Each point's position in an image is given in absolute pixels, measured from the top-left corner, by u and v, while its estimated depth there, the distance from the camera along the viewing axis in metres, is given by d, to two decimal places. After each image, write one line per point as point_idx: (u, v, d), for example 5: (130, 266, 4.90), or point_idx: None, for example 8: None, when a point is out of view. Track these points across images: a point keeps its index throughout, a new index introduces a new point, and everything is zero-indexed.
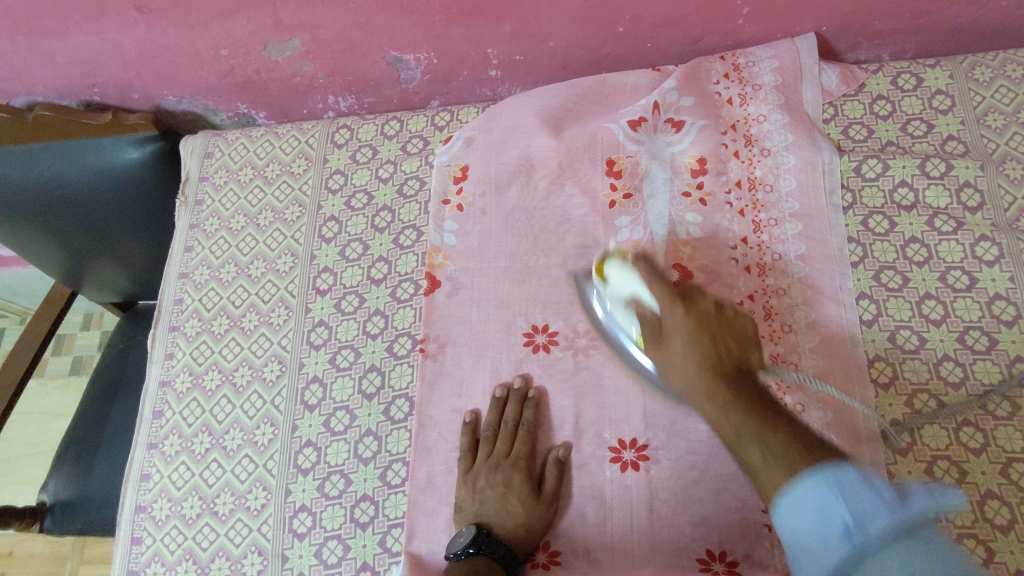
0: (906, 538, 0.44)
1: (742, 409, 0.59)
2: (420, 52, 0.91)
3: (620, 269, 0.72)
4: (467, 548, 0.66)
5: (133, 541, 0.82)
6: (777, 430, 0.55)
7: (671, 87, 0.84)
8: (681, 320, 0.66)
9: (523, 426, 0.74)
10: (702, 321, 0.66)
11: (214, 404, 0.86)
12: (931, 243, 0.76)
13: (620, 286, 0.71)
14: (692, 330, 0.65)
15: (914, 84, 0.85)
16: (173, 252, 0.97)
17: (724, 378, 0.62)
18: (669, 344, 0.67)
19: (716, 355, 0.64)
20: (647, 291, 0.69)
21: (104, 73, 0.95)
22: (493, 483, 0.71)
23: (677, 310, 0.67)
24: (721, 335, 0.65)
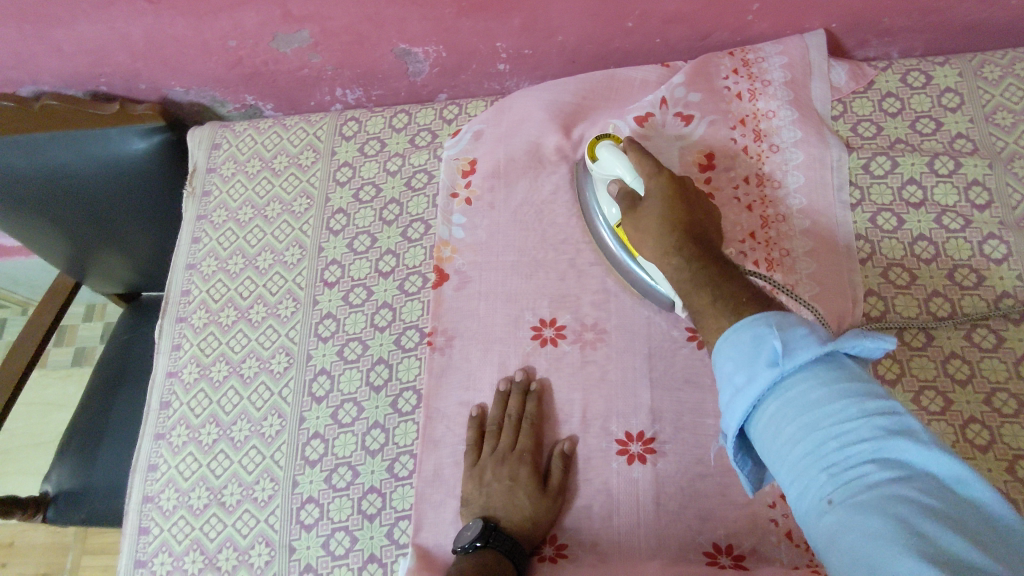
0: (830, 374, 0.47)
1: (703, 262, 0.61)
2: (429, 45, 0.91)
3: (611, 150, 0.73)
4: (474, 541, 0.66)
5: (140, 531, 0.82)
6: (727, 283, 0.58)
7: (679, 83, 0.84)
8: (658, 183, 0.68)
9: (527, 419, 0.74)
10: (680, 187, 0.68)
11: (221, 395, 0.86)
12: (939, 240, 0.76)
13: (609, 165, 0.73)
14: (664, 195, 0.67)
15: (923, 82, 0.85)
16: (179, 244, 0.97)
17: (691, 238, 0.64)
18: (641, 207, 0.68)
19: (680, 219, 0.65)
20: (633, 169, 0.71)
21: (111, 63, 0.95)
22: (499, 477, 0.71)
23: (656, 180, 0.69)
24: (693, 205, 0.68)
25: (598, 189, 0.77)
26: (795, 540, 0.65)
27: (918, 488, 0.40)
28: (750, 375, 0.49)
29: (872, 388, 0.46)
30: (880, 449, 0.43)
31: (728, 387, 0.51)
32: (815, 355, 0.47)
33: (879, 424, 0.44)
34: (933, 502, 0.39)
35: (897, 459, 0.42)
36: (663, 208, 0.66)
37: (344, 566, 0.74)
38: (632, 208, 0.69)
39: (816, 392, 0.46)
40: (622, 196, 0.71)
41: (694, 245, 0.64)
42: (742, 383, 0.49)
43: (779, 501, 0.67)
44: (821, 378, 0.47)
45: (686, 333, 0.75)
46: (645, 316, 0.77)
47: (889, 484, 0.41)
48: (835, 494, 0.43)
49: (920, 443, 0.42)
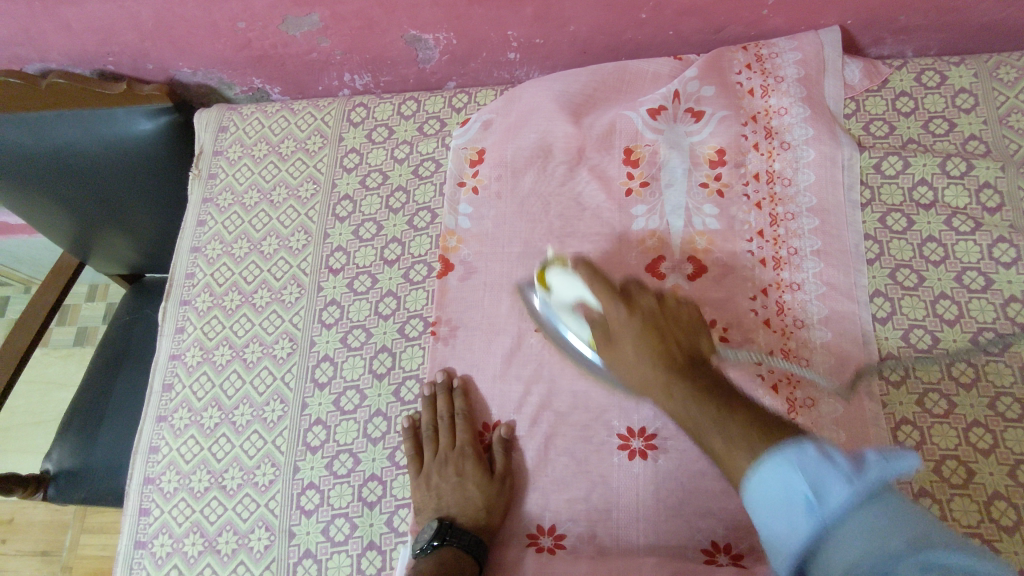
0: (873, 509, 0.42)
1: (697, 399, 0.56)
2: (440, 32, 0.90)
3: (561, 274, 0.70)
4: (431, 541, 0.68)
5: (141, 512, 0.82)
6: (729, 412, 0.53)
7: (693, 76, 0.83)
8: (624, 319, 0.65)
9: (458, 416, 0.76)
10: (646, 317, 0.64)
11: (224, 379, 0.86)
12: (949, 242, 0.76)
13: (565, 291, 0.70)
14: (636, 328, 0.64)
15: (938, 82, 0.84)
16: (185, 225, 0.97)
17: (673, 369, 0.60)
18: (617, 347, 0.65)
19: (660, 347, 0.62)
20: (591, 294, 0.68)
21: (119, 42, 0.94)
22: (447, 477, 0.74)
23: (617, 308, 0.65)
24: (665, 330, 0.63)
25: (560, 317, 0.73)
26: None
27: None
28: (788, 521, 0.44)
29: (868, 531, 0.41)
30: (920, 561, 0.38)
31: (770, 531, 0.46)
32: (849, 495, 0.43)
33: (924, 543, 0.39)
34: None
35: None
36: (637, 345, 0.63)
37: (343, 552, 0.75)
38: (603, 341, 0.67)
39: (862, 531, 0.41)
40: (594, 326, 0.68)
41: (686, 376, 0.59)
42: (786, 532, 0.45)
43: None
44: (862, 514, 0.42)
45: None
46: None
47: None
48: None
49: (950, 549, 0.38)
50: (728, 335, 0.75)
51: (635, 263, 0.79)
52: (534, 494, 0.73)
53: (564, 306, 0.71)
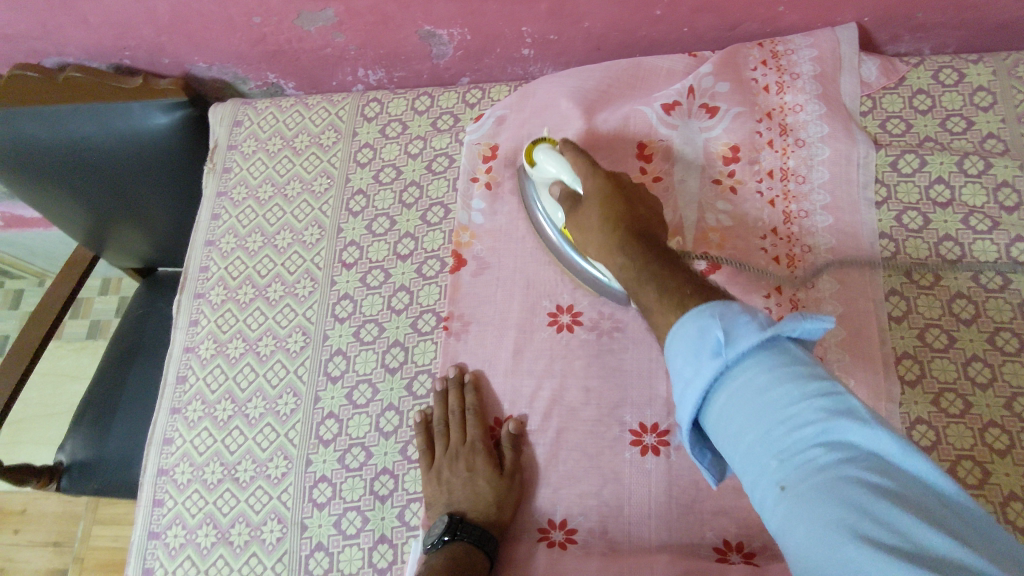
0: (779, 360, 0.44)
1: (645, 258, 0.59)
2: (454, 27, 0.90)
3: (548, 153, 0.74)
4: (442, 536, 0.68)
5: (155, 503, 0.83)
6: (669, 273, 0.57)
7: (707, 72, 0.83)
8: (595, 185, 0.68)
9: (469, 411, 0.76)
10: (618, 186, 0.68)
11: (237, 371, 0.87)
12: (965, 241, 0.75)
13: (547, 167, 0.74)
14: (603, 193, 0.67)
15: (956, 79, 0.83)
16: (200, 219, 0.98)
17: (629, 230, 0.63)
18: (580, 208, 0.69)
19: (620, 212, 0.65)
20: (570, 170, 0.72)
21: (135, 37, 0.95)
22: (457, 473, 0.74)
23: (592, 178, 0.69)
24: (633, 201, 0.67)
25: (542, 193, 0.78)
26: None
27: (862, 465, 0.39)
28: (696, 368, 0.47)
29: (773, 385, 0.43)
30: (828, 432, 0.41)
31: (680, 379, 0.48)
32: (757, 346, 0.45)
33: (832, 404, 0.41)
34: (877, 479, 0.38)
35: (876, 461, 0.39)
36: (600, 208, 0.66)
37: (355, 545, 0.75)
38: (572, 207, 0.71)
39: (762, 376, 0.44)
40: (564, 197, 0.72)
41: (639, 240, 0.62)
42: (691, 375, 0.47)
43: None
44: (769, 365, 0.44)
45: None
46: None
47: (838, 467, 0.39)
48: (788, 480, 0.40)
49: (864, 421, 0.40)
50: None
51: None
52: (545, 490, 0.72)
53: (545, 181, 0.76)
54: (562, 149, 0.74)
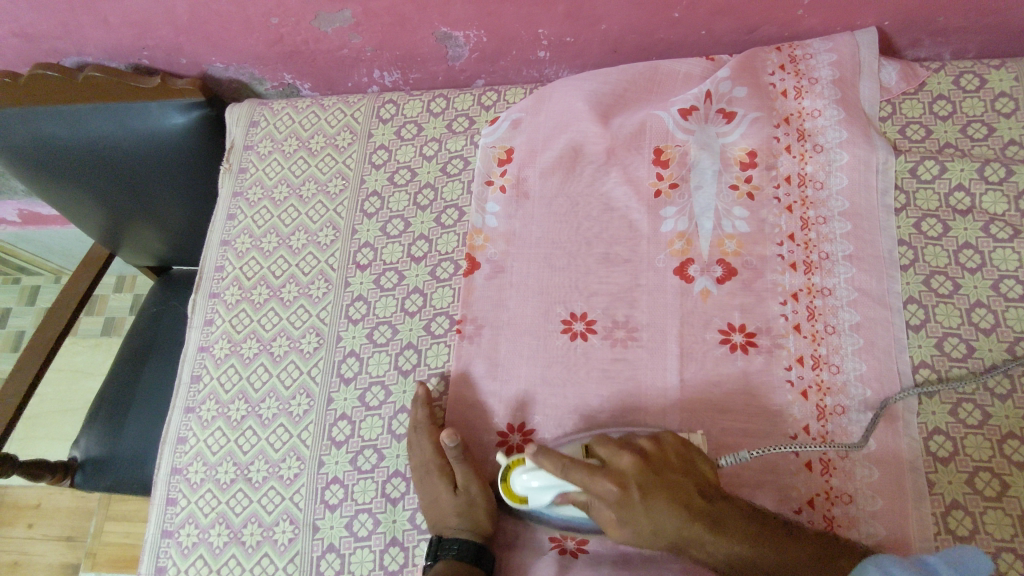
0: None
1: (749, 542, 0.60)
2: (471, 30, 0.90)
3: (533, 470, 0.65)
4: (428, 560, 0.70)
5: (168, 501, 0.83)
6: (767, 548, 0.60)
7: (725, 76, 0.82)
8: (625, 499, 0.61)
9: (422, 428, 0.75)
10: (643, 480, 0.62)
11: (251, 372, 0.87)
12: (986, 249, 0.74)
13: (541, 490, 0.65)
14: (645, 496, 0.62)
15: (977, 85, 0.82)
16: (215, 219, 0.98)
17: (704, 521, 0.61)
18: (630, 523, 0.62)
19: (681, 502, 0.62)
20: (571, 483, 0.63)
21: (154, 37, 0.95)
22: (425, 490, 0.73)
23: (610, 488, 0.62)
24: (667, 480, 0.63)
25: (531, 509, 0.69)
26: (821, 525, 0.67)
27: None
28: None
29: None
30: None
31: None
32: None
33: None
34: None
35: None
36: (655, 515, 0.61)
37: (366, 547, 0.75)
38: (608, 521, 0.63)
39: None
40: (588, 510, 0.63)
41: (717, 521, 0.61)
42: None
43: (806, 508, 0.67)
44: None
45: (719, 333, 0.75)
46: (678, 313, 0.76)
47: None
48: None
49: None
50: (756, 340, 0.74)
51: (663, 265, 0.79)
52: None
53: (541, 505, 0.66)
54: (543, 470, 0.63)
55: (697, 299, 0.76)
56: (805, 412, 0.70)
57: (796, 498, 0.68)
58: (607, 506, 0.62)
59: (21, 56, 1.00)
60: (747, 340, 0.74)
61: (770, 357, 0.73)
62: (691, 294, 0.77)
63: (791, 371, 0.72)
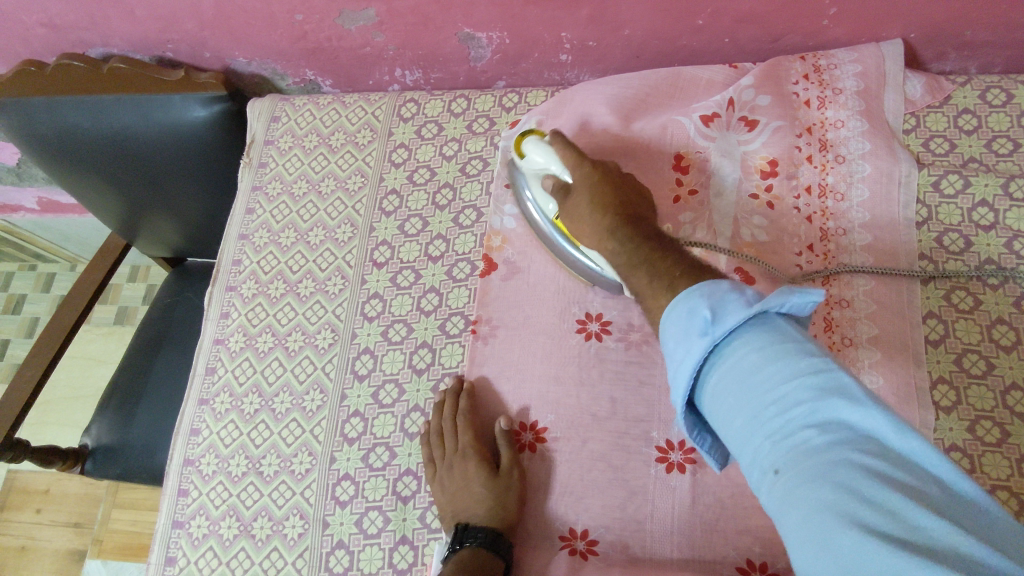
0: (766, 334, 0.45)
1: (640, 244, 0.60)
2: (493, 31, 0.90)
3: (540, 146, 0.74)
4: (451, 546, 0.69)
5: (180, 493, 0.84)
6: (652, 257, 0.58)
7: (748, 84, 0.82)
8: (584, 176, 0.69)
9: (461, 415, 0.75)
10: (605, 177, 0.69)
11: (266, 366, 0.88)
12: (1009, 265, 0.74)
13: (537, 156, 0.74)
14: (595, 187, 0.68)
15: (1003, 100, 0.82)
16: (234, 213, 0.99)
17: (627, 218, 0.64)
18: (573, 199, 0.69)
19: (619, 201, 0.66)
20: (561, 160, 0.72)
21: (179, 30, 0.96)
22: (455, 480, 0.73)
23: (581, 169, 0.70)
24: (625, 188, 0.68)
25: (530, 183, 0.78)
26: None
27: (870, 452, 0.38)
28: (687, 346, 0.47)
29: (774, 368, 0.43)
30: (817, 411, 0.41)
31: (672, 359, 0.49)
32: (744, 321, 0.45)
33: (821, 382, 0.41)
34: (896, 470, 0.37)
35: (882, 446, 0.38)
36: (590, 198, 0.68)
37: (375, 545, 0.75)
38: (564, 195, 0.71)
39: (755, 360, 0.44)
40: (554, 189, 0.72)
41: (638, 224, 0.63)
42: (683, 357, 0.48)
43: None
44: (755, 337, 0.45)
45: None
46: None
47: (831, 446, 0.39)
48: (781, 464, 0.40)
49: (852, 398, 0.40)
50: None
51: None
52: (566, 498, 0.72)
53: (535, 174, 0.76)
54: (551, 144, 0.73)
55: None
56: None
57: None
58: (570, 185, 0.71)
59: (47, 46, 1.01)
60: None
61: None
62: None
63: None
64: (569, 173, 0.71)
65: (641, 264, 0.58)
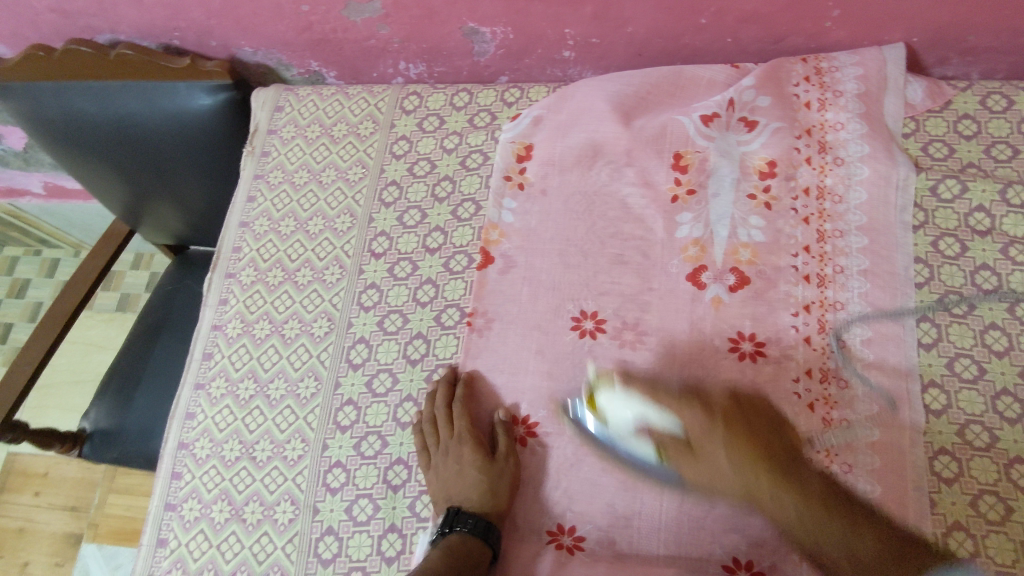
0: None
1: (816, 509, 0.58)
2: (497, 26, 0.91)
3: (617, 398, 0.68)
4: (441, 529, 0.71)
5: (173, 476, 0.84)
6: (827, 498, 0.59)
7: (749, 85, 0.82)
8: (707, 429, 0.64)
9: (456, 403, 0.77)
10: (728, 419, 0.64)
11: (262, 352, 0.88)
12: (1003, 271, 0.74)
13: (621, 413, 0.67)
14: (725, 434, 0.63)
15: (1004, 106, 0.82)
16: (236, 200, 0.99)
17: (786, 475, 0.60)
18: (703, 459, 0.63)
19: (763, 439, 0.63)
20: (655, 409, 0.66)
21: (186, 18, 0.97)
22: (450, 464, 0.75)
23: (696, 418, 0.65)
24: (753, 425, 0.64)
25: (608, 447, 0.70)
26: None
27: None
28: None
29: None
30: None
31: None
32: None
33: None
34: None
35: None
36: (728, 453, 0.62)
37: (364, 532, 0.76)
38: (685, 457, 0.64)
39: None
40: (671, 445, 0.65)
41: (796, 470, 0.61)
42: None
43: None
44: None
45: (728, 341, 0.75)
46: (688, 318, 0.76)
47: None
48: None
49: None
50: (765, 351, 0.74)
51: (676, 270, 0.79)
52: (555, 491, 0.73)
53: (619, 432, 0.67)
54: (631, 393, 0.67)
55: (708, 307, 0.76)
56: (811, 425, 0.70)
57: None
58: (688, 438, 0.64)
59: (56, 31, 1.02)
60: (757, 349, 0.74)
61: (779, 368, 0.73)
62: (702, 301, 0.77)
63: (799, 384, 0.72)
64: (681, 422, 0.65)
65: (821, 530, 0.58)
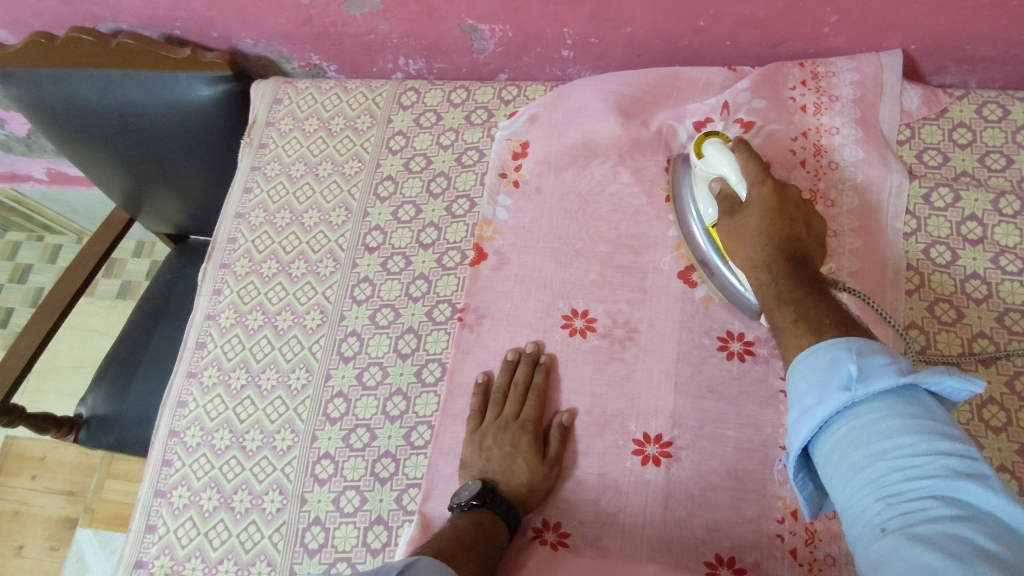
0: (906, 403, 0.48)
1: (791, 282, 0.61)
2: (496, 23, 0.91)
3: (719, 150, 0.71)
4: (471, 500, 0.67)
5: (163, 463, 0.85)
6: (808, 301, 0.59)
7: (745, 88, 0.83)
8: (763, 200, 0.67)
9: (533, 390, 0.75)
10: (784, 202, 0.66)
11: (255, 343, 0.89)
12: (993, 280, 0.74)
13: (713, 164, 0.72)
14: (767, 205, 0.66)
15: (999, 116, 0.82)
16: (232, 190, 1.00)
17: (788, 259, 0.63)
18: (739, 219, 0.68)
19: (786, 231, 0.65)
20: (740, 172, 0.69)
21: (187, 8, 0.97)
22: (500, 442, 0.72)
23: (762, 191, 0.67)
24: (797, 218, 0.66)
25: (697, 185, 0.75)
26: (799, 559, 0.64)
27: None
28: (820, 396, 0.51)
29: None
30: None
31: (797, 407, 0.53)
32: None
33: None
34: None
35: None
36: (763, 221, 0.66)
37: (351, 523, 0.76)
38: (729, 212, 0.70)
39: None
40: (723, 198, 0.70)
41: (798, 266, 0.63)
42: None
43: (788, 517, 0.66)
44: None
45: (717, 340, 0.74)
46: (679, 318, 0.76)
47: None
48: None
49: None
50: (754, 349, 0.73)
51: (668, 269, 0.79)
52: None
53: (705, 176, 0.73)
54: (733, 151, 0.70)
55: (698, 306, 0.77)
56: None
57: (779, 507, 0.67)
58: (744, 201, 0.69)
59: (59, 18, 1.03)
60: (745, 348, 0.73)
61: (767, 367, 0.72)
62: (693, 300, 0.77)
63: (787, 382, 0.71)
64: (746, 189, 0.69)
65: (774, 302, 0.62)
